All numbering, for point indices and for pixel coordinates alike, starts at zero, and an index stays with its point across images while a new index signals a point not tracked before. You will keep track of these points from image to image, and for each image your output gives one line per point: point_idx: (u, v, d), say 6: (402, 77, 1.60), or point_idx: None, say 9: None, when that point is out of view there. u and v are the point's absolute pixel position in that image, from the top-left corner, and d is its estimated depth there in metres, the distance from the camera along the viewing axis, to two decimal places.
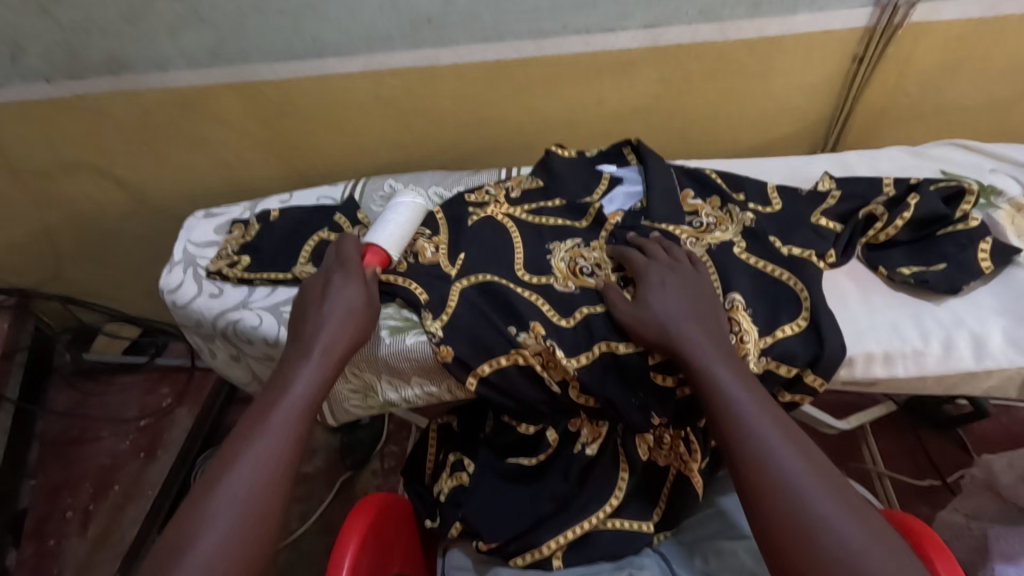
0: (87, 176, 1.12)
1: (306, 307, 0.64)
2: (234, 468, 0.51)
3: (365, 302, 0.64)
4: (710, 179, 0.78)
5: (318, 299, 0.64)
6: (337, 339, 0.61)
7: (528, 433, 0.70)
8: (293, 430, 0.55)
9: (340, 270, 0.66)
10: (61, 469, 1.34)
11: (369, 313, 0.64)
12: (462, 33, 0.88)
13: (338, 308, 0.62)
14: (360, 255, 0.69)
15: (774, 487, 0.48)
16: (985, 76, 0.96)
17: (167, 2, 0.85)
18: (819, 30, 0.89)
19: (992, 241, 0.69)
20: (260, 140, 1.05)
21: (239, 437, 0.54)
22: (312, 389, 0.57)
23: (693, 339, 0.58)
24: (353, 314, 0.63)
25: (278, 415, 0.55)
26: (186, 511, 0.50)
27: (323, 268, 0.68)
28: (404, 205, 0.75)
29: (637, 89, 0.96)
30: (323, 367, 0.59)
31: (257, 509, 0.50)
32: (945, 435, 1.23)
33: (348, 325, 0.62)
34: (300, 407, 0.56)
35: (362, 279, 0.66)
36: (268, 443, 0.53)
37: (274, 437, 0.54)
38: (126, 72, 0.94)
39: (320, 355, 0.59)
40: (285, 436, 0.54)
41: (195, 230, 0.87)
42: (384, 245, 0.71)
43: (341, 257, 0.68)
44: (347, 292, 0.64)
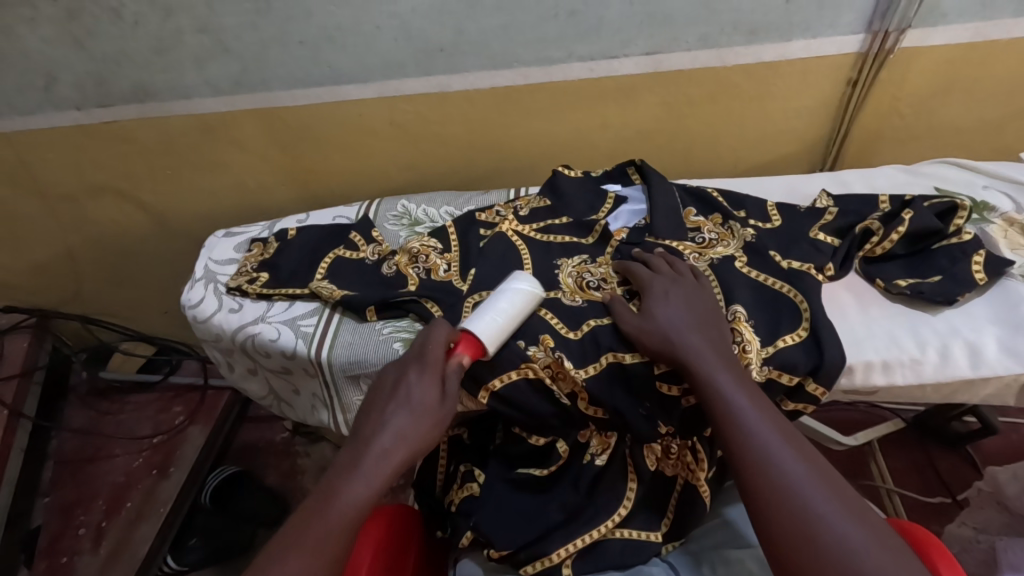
0: (111, 199, 1.16)
1: (377, 400, 0.61)
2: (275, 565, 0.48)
3: (433, 405, 0.60)
4: (711, 197, 0.81)
5: (390, 397, 0.60)
6: (399, 441, 0.57)
7: (538, 444, 0.71)
8: (334, 548, 0.50)
9: (416, 365, 0.63)
10: (74, 487, 1.36)
11: (437, 416, 0.60)
12: (472, 61, 0.93)
13: (407, 405, 0.59)
14: (447, 346, 0.64)
15: (775, 487, 0.50)
16: (977, 98, 0.99)
17: (195, 35, 0.90)
18: (814, 55, 0.92)
19: (986, 254, 0.71)
20: (277, 164, 1.10)
21: (290, 531, 0.51)
22: (368, 492, 0.54)
23: (696, 349, 0.60)
24: (420, 418, 0.59)
25: (319, 526, 0.51)
26: None
27: (400, 361, 0.64)
28: (517, 293, 0.69)
29: (640, 112, 1.00)
30: (379, 473, 0.55)
31: None
32: (954, 452, 1.23)
33: (415, 433, 0.58)
34: (351, 516, 0.52)
35: (439, 377, 0.62)
36: (310, 558, 0.49)
37: (322, 533, 0.51)
38: (153, 99, 0.99)
39: (377, 460, 0.56)
40: (325, 553, 0.50)
41: (216, 249, 0.90)
42: (479, 334, 0.65)
43: (423, 347, 0.64)
44: (419, 390, 0.60)
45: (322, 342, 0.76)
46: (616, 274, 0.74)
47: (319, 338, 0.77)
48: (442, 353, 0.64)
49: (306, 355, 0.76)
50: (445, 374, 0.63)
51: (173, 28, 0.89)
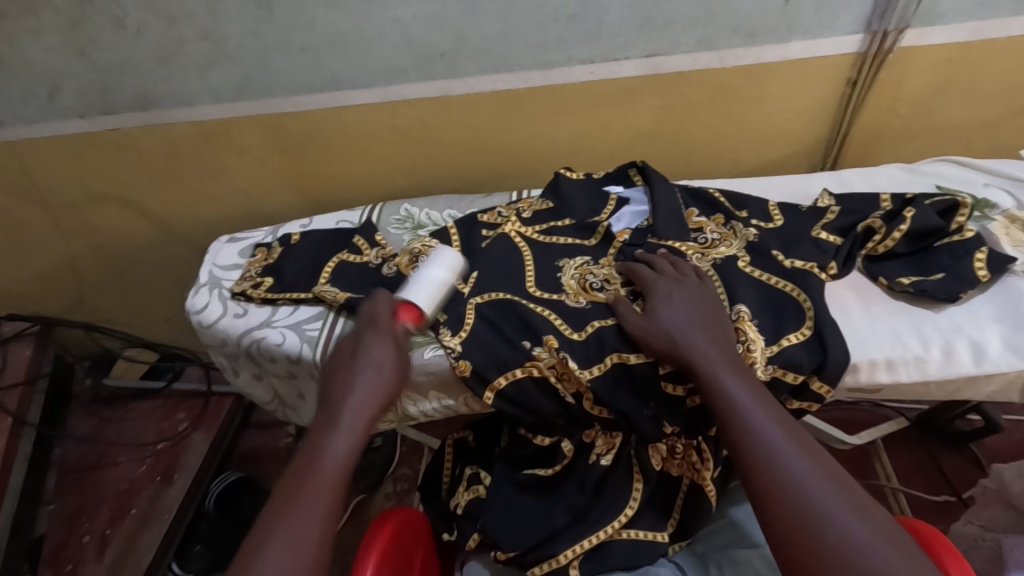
0: (115, 207, 1.17)
1: (337, 364, 0.63)
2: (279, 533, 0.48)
3: (390, 360, 0.63)
4: (714, 198, 0.82)
5: (352, 360, 0.62)
6: (368, 396, 0.59)
7: (543, 445, 0.72)
8: (328, 503, 0.51)
9: (370, 328, 0.66)
10: (78, 495, 1.36)
11: (396, 370, 0.63)
12: (473, 65, 0.93)
13: (370, 362, 0.62)
14: (392, 313, 0.68)
15: (781, 484, 0.50)
16: (975, 97, 1.00)
17: (198, 43, 0.91)
18: (813, 56, 0.93)
19: (988, 252, 0.71)
20: (279, 170, 1.10)
21: (279, 503, 0.51)
22: (350, 445, 0.55)
23: (701, 349, 0.60)
24: (383, 372, 0.61)
25: (315, 483, 0.52)
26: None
27: (352, 328, 0.67)
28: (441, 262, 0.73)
29: (641, 115, 1.00)
30: (356, 425, 0.57)
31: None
32: (959, 451, 1.23)
33: (380, 385, 0.61)
34: (339, 473, 0.53)
35: (389, 335, 0.65)
36: (311, 514, 0.49)
37: (317, 495, 0.51)
38: (156, 107, 0.99)
39: (352, 415, 0.57)
40: (322, 504, 0.51)
41: (219, 255, 0.91)
42: (417, 302, 0.69)
43: (372, 316, 0.67)
44: (377, 349, 0.63)
45: (327, 346, 0.77)
46: (619, 274, 0.75)
47: (323, 341, 0.77)
48: (381, 316, 0.67)
49: (311, 358, 0.77)
50: (393, 334, 0.66)
51: (175, 36, 0.90)
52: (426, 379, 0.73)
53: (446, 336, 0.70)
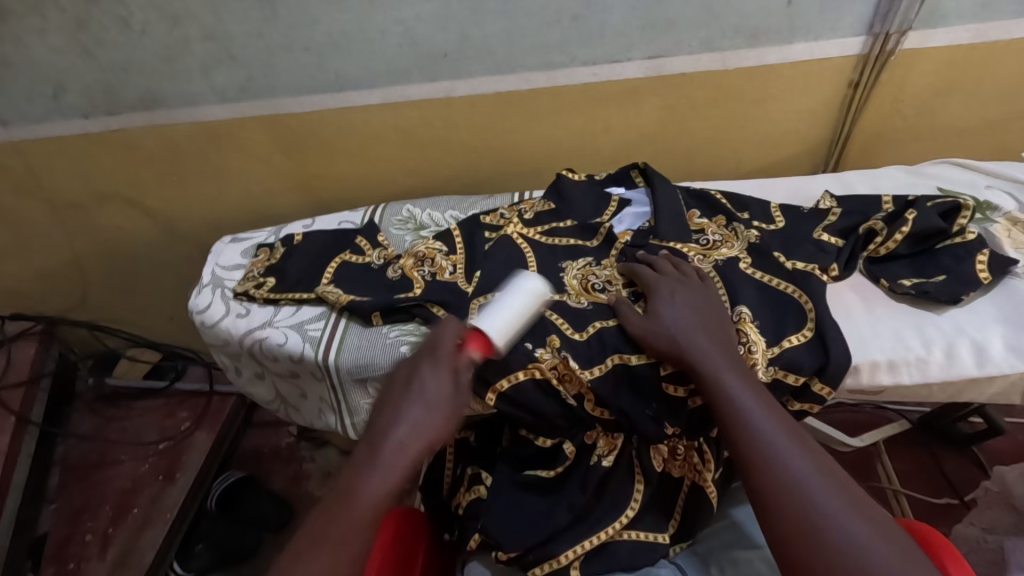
0: (118, 206, 1.17)
1: (391, 393, 0.59)
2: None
3: (447, 397, 0.58)
4: (716, 200, 0.82)
5: (405, 390, 0.58)
6: (413, 436, 0.55)
7: (545, 446, 0.72)
8: (349, 554, 0.49)
9: (429, 358, 0.60)
10: (81, 493, 1.36)
11: (454, 410, 0.58)
12: (476, 66, 0.94)
13: (422, 399, 0.57)
14: (460, 341, 0.62)
15: (780, 484, 0.50)
16: (978, 99, 1.00)
17: (202, 43, 0.91)
18: (815, 58, 0.93)
19: (990, 253, 0.71)
20: (283, 170, 1.11)
21: (303, 545, 0.49)
22: (382, 492, 0.52)
23: (702, 349, 0.61)
24: (436, 413, 0.57)
25: (340, 526, 0.50)
26: None
27: (414, 355, 0.62)
28: None
29: (643, 117, 1.01)
30: (395, 469, 0.53)
31: None
32: (961, 453, 1.23)
33: (430, 424, 0.56)
34: (365, 520, 0.51)
35: (451, 371, 0.59)
36: (329, 565, 0.48)
37: (337, 540, 0.49)
38: (160, 107, 1.00)
39: (391, 456, 0.53)
40: (344, 552, 0.49)
41: (223, 254, 0.91)
42: None
43: (435, 343, 0.62)
44: (433, 382, 0.58)
45: (329, 346, 0.77)
46: (620, 275, 0.75)
47: (325, 341, 0.77)
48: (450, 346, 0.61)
49: (313, 358, 0.77)
50: (455, 370, 0.60)
51: (180, 37, 0.90)
52: None
53: None
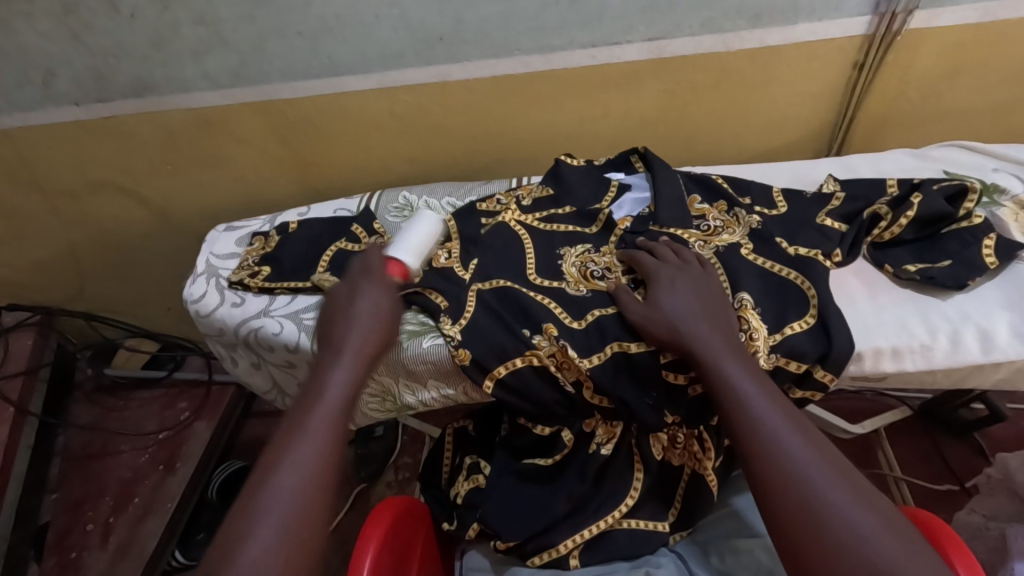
0: (113, 195, 1.16)
1: (334, 307, 0.68)
2: (282, 468, 0.52)
3: (385, 304, 0.68)
4: (716, 184, 0.80)
5: (346, 303, 0.67)
6: (365, 337, 0.64)
7: (544, 434, 0.71)
8: (333, 428, 0.56)
9: (366, 275, 0.70)
10: (81, 482, 1.37)
11: (391, 312, 0.68)
12: (472, 49, 0.92)
13: (366, 308, 0.66)
14: (382, 263, 0.72)
15: (782, 475, 0.49)
16: (985, 80, 0.98)
17: (192, 27, 0.89)
18: (819, 39, 0.91)
19: (997, 238, 0.70)
20: (278, 157, 1.09)
21: (280, 439, 0.54)
22: (349, 385, 0.60)
23: (703, 337, 0.59)
24: (380, 316, 0.66)
25: (317, 409, 0.57)
26: (242, 517, 0.49)
27: (347, 277, 0.71)
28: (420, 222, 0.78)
29: (643, 101, 0.99)
30: (354, 362, 0.62)
31: (310, 506, 0.51)
32: (963, 439, 1.22)
33: (377, 327, 0.65)
34: (339, 407, 0.58)
35: (382, 281, 0.70)
36: (315, 441, 0.54)
37: (319, 424, 0.55)
38: (152, 93, 0.98)
39: (352, 354, 0.62)
40: (326, 429, 0.55)
41: (217, 243, 0.90)
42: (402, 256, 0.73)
43: (365, 266, 0.71)
44: (372, 294, 0.68)
45: None
46: (620, 263, 0.74)
47: None
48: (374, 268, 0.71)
49: (309, 348, 0.76)
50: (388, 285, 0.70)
51: (169, 21, 0.88)
52: (425, 368, 0.73)
53: (446, 324, 0.69)
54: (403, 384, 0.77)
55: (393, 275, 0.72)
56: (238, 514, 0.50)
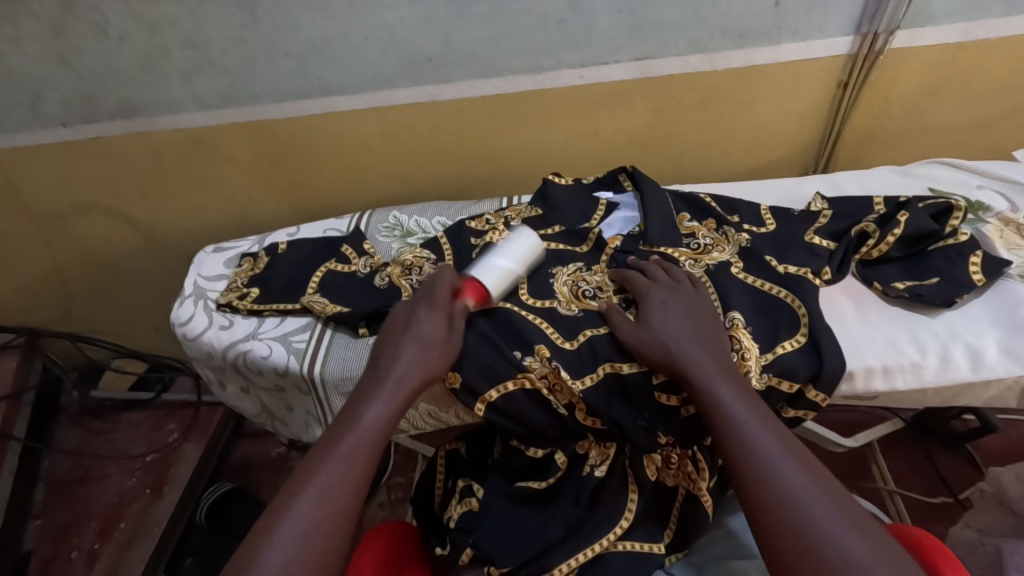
0: (100, 216, 1.15)
1: (390, 335, 0.67)
2: (305, 494, 0.52)
3: (442, 336, 0.66)
4: (704, 203, 0.81)
5: (404, 331, 0.66)
6: (412, 368, 0.63)
7: (537, 456, 0.71)
8: (362, 463, 0.55)
9: (426, 303, 0.69)
10: (66, 507, 1.34)
11: (447, 348, 0.66)
12: (461, 70, 0.92)
13: (417, 338, 0.65)
14: (454, 291, 0.70)
15: (775, 501, 0.49)
16: (967, 97, 0.99)
17: (181, 49, 0.89)
18: (804, 58, 0.92)
19: (983, 255, 0.70)
20: (267, 177, 1.09)
21: (310, 464, 0.55)
22: (385, 415, 0.59)
23: (693, 359, 0.59)
24: (432, 348, 0.65)
25: (349, 444, 0.56)
26: (260, 536, 0.50)
27: (411, 300, 0.70)
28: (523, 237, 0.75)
29: (631, 119, 1.00)
30: (391, 400, 0.60)
31: (327, 534, 0.51)
32: (954, 451, 1.23)
33: (428, 360, 0.64)
34: (372, 437, 0.57)
35: (448, 314, 0.68)
36: (340, 469, 0.54)
37: (349, 453, 0.55)
38: (140, 115, 0.98)
39: (395, 385, 0.61)
40: (354, 465, 0.55)
41: (205, 265, 0.89)
42: (483, 280, 0.70)
43: (432, 289, 0.70)
44: (428, 324, 0.66)
45: (315, 358, 0.75)
46: (611, 281, 0.74)
47: (311, 353, 0.76)
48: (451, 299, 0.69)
49: (299, 370, 0.75)
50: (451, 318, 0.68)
51: (158, 43, 0.88)
52: (416, 391, 0.72)
53: None
54: None
55: (462, 304, 0.69)
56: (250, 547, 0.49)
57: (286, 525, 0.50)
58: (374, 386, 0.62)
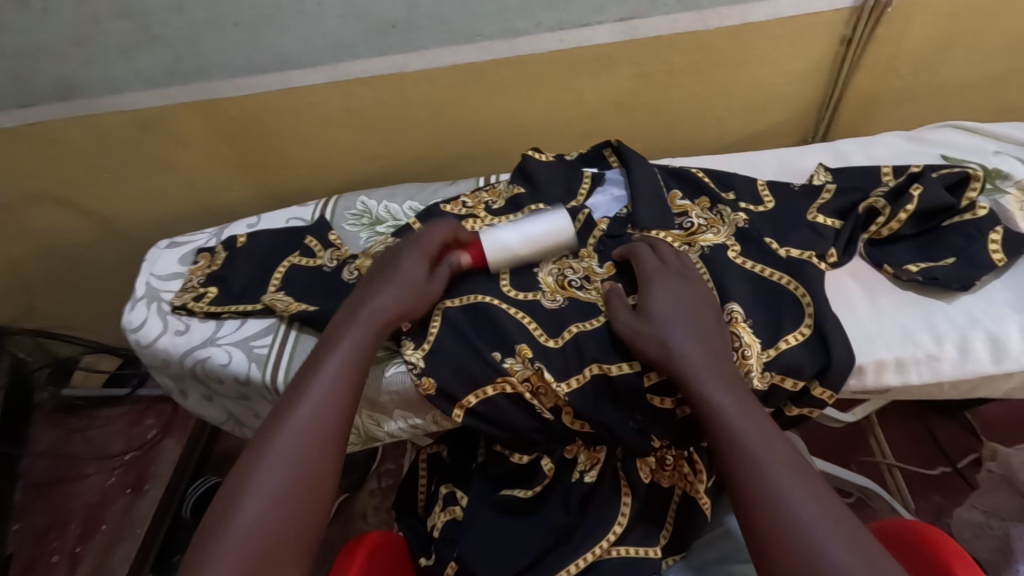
0: (51, 207, 1.07)
1: (371, 275, 0.65)
2: (285, 431, 0.51)
3: (421, 282, 0.63)
4: (696, 178, 0.74)
5: (378, 274, 0.64)
6: (388, 308, 0.61)
7: (522, 463, 0.66)
8: (337, 404, 0.54)
9: (405, 243, 0.66)
10: (44, 512, 1.29)
11: (426, 293, 0.63)
12: (430, 37, 0.84)
13: (395, 276, 0.63)
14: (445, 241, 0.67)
15: (784, 535, 0.44)
16: (979, 52, 0.92)
17: (116, 21, 0.80)
18: (804, 12, 0.84)
19: (1003, 232, 0.64)
20: (227, 160, 1.01)
21: (285, 405, 0.54)
22: (356, 352, 0.58)
23: (696, 367, 0.53)
24: (409, 287, 0.62)
25: (324, 379, 0.55)
26: (238, 482, 0.49)
27: (397, 241, 0.68)
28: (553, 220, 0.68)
29: (618, 86, 0.92)
30: (362, 338, 0.59)
31: (306, 473, 0.49)
32: (953, 421, 1.21)
33: (404, 298, 0.62)
34: (344, 377, 0.56)
35: (427, 259, 0.65)
36: (316, 411, 0.53)
37: (324, 395, 0.54)
38: (79, 96, 0.89)
39: (368, 321, 0.60)
40: (332, 403, 0.54)
41: (158, 262, 0.81)
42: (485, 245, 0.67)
43: (420, 235, 0.67)
44: (408, 264, 0.64)
45: (277, 366, 0.69)
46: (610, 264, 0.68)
47: (273, 360, 0.69)
48: (438, 250, 0.67)
49: (261, 380, 0.69)
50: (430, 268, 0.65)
51: (89, 15, 0.79)
52: (391, 399, 0.67)
53: (408, 349, 0.63)
54: (368, 415, 0.70)
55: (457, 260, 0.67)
56: (219, 503, 0.48)
57: (266, 464, 0.49)
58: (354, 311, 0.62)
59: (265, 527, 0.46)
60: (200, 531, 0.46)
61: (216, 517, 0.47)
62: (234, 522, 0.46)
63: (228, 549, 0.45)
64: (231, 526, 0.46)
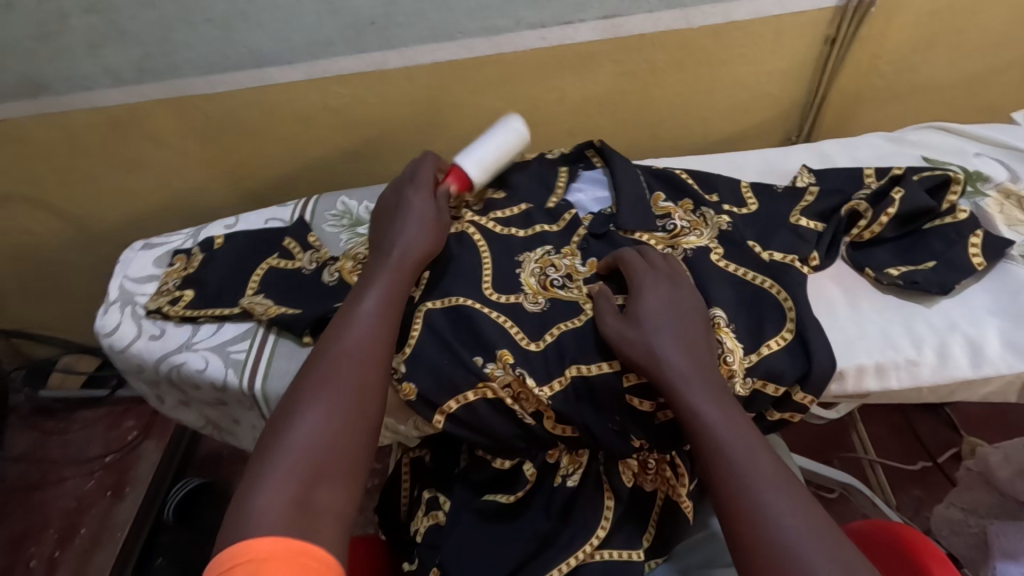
0: (21, 207, 1.04)
1: (384, 219, 0.70)
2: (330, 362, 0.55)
3: (432, 218, 0.68)
4: (681, 180, 0.73)
5: (394, 216, 0.69)
6: (412, 247, 0.65)
7: (503, 468, 0.66)
8: (377, 338, 0.58)
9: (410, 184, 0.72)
10: (21, 517, 1.27)
11: (438, 228, 0.68)
12: (409, 34, 0.82)
13: (411, 215, 0.68)
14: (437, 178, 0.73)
15: (768, 550, 0.44)
16: (960, 50, 0.92)
17: (82, 16, 0.77)
18: (787, 12, 0.84)
19: (983, 235, 0.65)
20: (203, 159, 0.98)
21: (326, 344, 0.58)
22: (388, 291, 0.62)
23: (681, 372, 0.53)
24: (426, 223, 0.67)
25: (360, 324, 0.59)
26: (289, 409, 0.53)
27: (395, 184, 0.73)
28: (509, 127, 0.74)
29: (602, 84, 0.91)
30: (393, 277, 0.63)
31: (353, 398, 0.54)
32: (934, 417, 1.22)
33: (423, 236, 0.66)
34: (377, 318, 0.60)
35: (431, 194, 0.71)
36: (356, 346, 0.57)
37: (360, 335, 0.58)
38: (46, 94, 0.86)
39: (397, 261, 0.64)
40: (372, 340, 0.58)
41: (132, 265, 0.79)
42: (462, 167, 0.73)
43: (414, 174, 0.73)
44: (419, 206, 0.69)
45: (255, 371, 0.68)
46: (593, 261, 0.68)
47: (251, 365, 0.68)
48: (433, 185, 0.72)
49: (238, 386, 0.68)
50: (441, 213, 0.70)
51: (53, 10, 0.76)
52: None
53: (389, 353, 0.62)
54: None
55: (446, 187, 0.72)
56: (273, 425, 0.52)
57: (315, 392, 0.53)
58: (372, 279, 0.64)
59: (321, 438, 0.50)
60: (256, 453, 0.50)
61: (260, 458, 0.49)
62: (288, 438, 0.50)
63: (283, 465, 0.48)
64: (286, 444, 0.49)
